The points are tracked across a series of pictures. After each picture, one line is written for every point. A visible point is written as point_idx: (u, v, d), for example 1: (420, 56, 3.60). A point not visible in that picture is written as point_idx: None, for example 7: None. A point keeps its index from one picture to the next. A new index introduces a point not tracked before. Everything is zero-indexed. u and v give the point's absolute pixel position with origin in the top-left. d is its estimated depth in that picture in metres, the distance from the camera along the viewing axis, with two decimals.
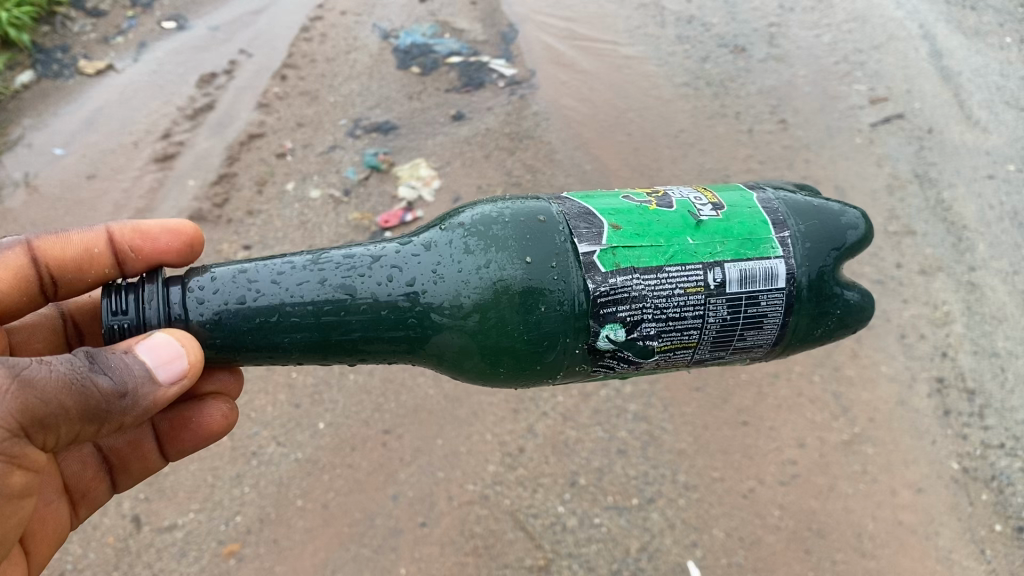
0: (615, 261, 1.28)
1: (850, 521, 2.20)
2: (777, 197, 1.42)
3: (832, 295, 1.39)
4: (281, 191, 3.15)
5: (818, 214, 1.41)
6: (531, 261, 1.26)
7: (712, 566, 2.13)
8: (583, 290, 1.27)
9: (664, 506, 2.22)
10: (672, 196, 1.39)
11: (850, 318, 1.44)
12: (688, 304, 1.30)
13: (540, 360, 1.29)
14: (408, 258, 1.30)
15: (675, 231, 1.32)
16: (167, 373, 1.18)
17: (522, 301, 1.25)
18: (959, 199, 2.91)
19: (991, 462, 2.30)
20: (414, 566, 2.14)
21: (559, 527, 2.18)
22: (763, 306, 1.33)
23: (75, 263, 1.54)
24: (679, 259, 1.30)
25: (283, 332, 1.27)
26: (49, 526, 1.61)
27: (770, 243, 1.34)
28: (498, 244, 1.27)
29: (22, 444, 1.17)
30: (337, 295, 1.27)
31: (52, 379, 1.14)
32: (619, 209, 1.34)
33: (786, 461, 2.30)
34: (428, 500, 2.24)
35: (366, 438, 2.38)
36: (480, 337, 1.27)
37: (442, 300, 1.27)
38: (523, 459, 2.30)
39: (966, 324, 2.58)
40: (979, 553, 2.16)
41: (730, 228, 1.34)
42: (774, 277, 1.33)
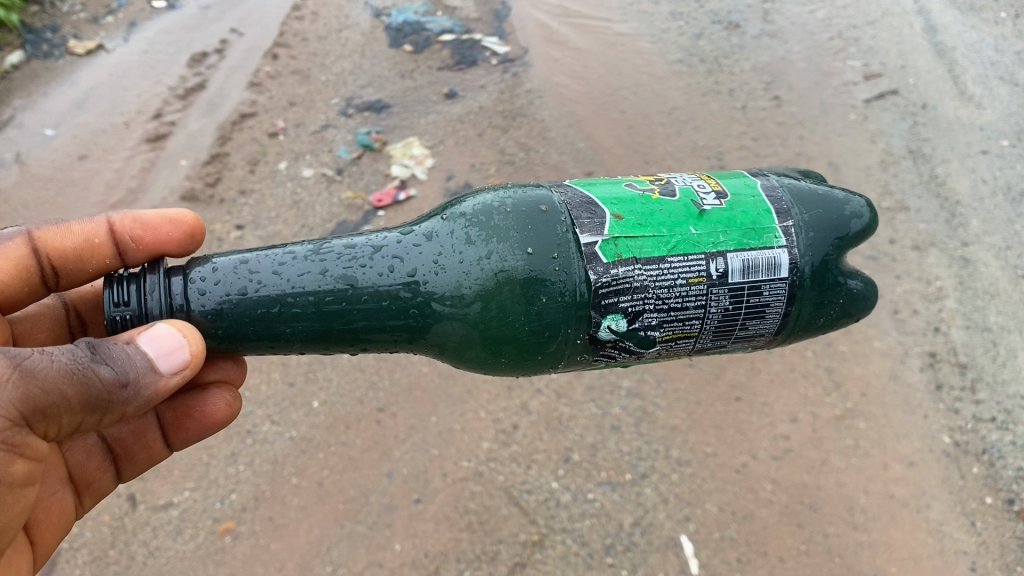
0: (617, 252, 1.28)
1: (842, 495, 2.21)
2: (781, 185, 1.41)
3: (836, 284, 1.39)
4: (274, 170, 3.14)
5: (822, 202, 1.41)
6: (532, 252, 1.26)
7: (705, 540, 2.13)
8: (584, 280, 1.27)
9: (657, 481, 2.23)
10: (675, 184, 1.38)
11: (853, 307, 1.44)
12: (690, 294, 1.30)
13: (541, 350, 1.30)
14: (409, 249, 1.30)
15: (678, 220, 1.31)
16: (169, 363, 1.19)
17: (523, 292, 1.26)
18: (952, 174, 2.91)
19: (983, 436, 2.32)
20: (409, 543, 2.13)
21: (553, 502, 2.18)
22: (765, 296, 1.33)
23: (75, 253, 1.54)
24: (682, 249, 1.29)
25: (285, 322, 1.27)
26: (55, 516, 1.60)
27: (773, 232, 1.34)
28: (499, 235, 1.27)
29: (24, 434, 1.16)
30: (338, 286, 1.28)
31: (54, 369, 1.13)
32: (621, 198, 1.34)
33: (779, 435, 2.32)
34: (423, 477, 2.24)
35: (361, 416, 2.39)
36: (482, 327, 1.28)
37: (445, 290, 1.27)
38: (516, 436, 2.30)
39: (958, 299, 2.58)
40: (970, 525, 2.17)
41: (734, 218, 1.33)
42: (777, 267, 1.33)
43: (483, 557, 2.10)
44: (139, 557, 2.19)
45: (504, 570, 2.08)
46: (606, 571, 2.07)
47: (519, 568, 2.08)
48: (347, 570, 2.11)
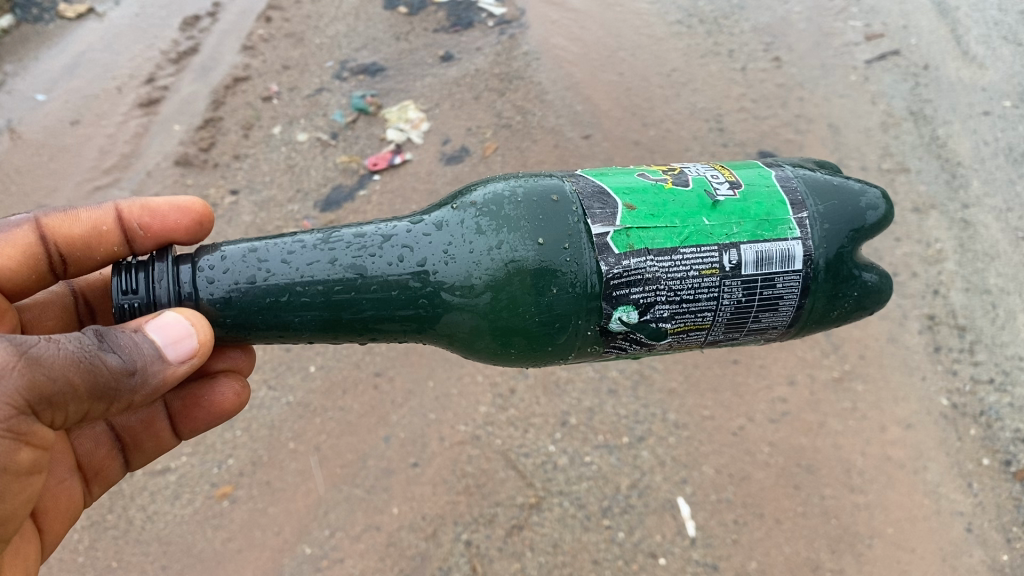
0: (628, 243, 1.24)
1: (839, 457, 2.22)
2: (795, 175, 1.37)
3: (851, 276, 1.34)
4: (268, 135, 3.11)
5: (838, 193, 1.36)
6: (543, 242, 1.23)
7: (701, 502, 2.14)
8: (595, 272, 1.24)
9: (655, 444, 2.23)
10: (688, 174, 1.34)
11: (868, 300, 1.39)
12: (702, 286, 1.27)
13: (551, 341, 1.27)
14: (419, 238, 1.27)
15: (691, 211, 1.27)
16: (177, 352, 1.17)
17: (534, 283, 1.23)
18: (953, 136, 2.88)
19: (980, 398, 2.31)
20: (406, 505, 2.13)
21: (550, 466, 2.18)
22: (779, 288, 1.29)
23: (83, 240, 1.51)
24: (694, 240, 1.26)
25: (293, 311, 1.24)
26: (62, 503, 1.60)
27: (788, 224, 1.29)
28: (510, 225, 1.24)
29: (30, 421, 1.15)
30: (347, 275, 1.25)
31: (61, 357, 1.12)
32: (634, 187, 1.30)
33: (776, 398, 2.32)
34: (420, 441, 2.24)
35: (358, 380, 2.39)
36: (492, 317, 1.25)
37: (454, 280, 1.24)
38: (514, 400, 2.29)
39: (958, 262, 2.56)
40: (966, 487, 2.17)
41: (747, 209, 1.29)
42: (790, 259, 1.29)
43: (480, 520, 2.09)
44: (137, 522, 2.19)
45: (501, 532, 2.07)
46: (603, 533, 2.07)
47: (516, 530, 2.07)
48: (344, 533, 2.11)
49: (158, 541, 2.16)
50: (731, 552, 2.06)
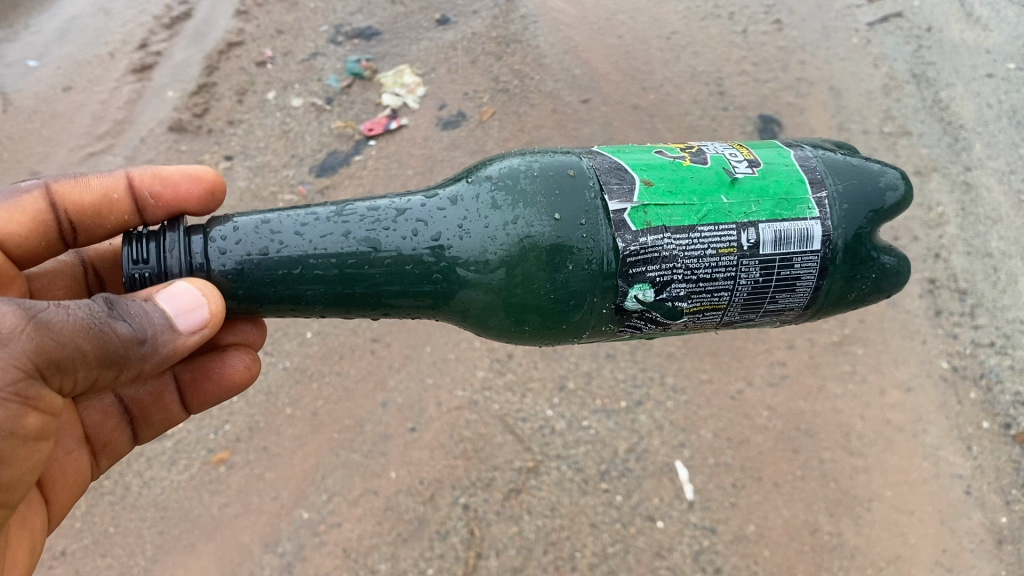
0: (645, 220, 1.21)
1: (839, 420, 2.22)
2: (815, 155, 1.33)
3: (869, 258, 1.31)
4: (262, 100, 3.08)
5: (856, 173, 1.32)
6: (559, 217, 1.20)
7: (700, 465, 2.14)
8: (612, 248, 1.20)
9: (653, 408, 2.23)
10: (706, 152, 1.31)
11: (886, 283, 1.35)
12: (720, 265, 1.23)
13: (565, 319, 1.24)
14: (433, 212, 1.24)
15: (709, 188, 1.24)
16: (187, 322, 1.14)
17: (549, 259, 1.19)
18: (956, 99, 2.84)
19: (981, 361, 2.30)
20: (404, 470, 2.13)
21: (547, 430, 2.16)
22: (797, 269, 1.25)
23: (94, 208, 1.46)
24: (712, 218, 1.22)
25: (305, 285, 1.21)
26: (69, 476, 1.54)
27: (807, 203, 1.26)
28: (526, 199, 1.21)
29: (38, 386, 1.09)
30: (360, 249, 1.21)
31: (70, 322, 1.07)
32: (651, 164, 1.27)
33: (775, 362, 2.31)
34: (418, 406, 2.23)
35: (355, 346, 2.37)
36: (506, 294, 1.21)
37: (469, 255, 1.21)
38: (511, 365, 2.27)
39: (959, 225, 2.54)
40: (966, 450, 2.17)
41: (766, 187, 1.26)
42: (808, 239, 1.25)
43: (477, 484, 2.08)
44: (133, 488, 2.19)
45: (499, 496, 2.06)
46: (600, 497, 2.06)
47: (513, 494, 2.06)
48: (342, 497, 2.11)
49: (156, 507, 2.16)
50: (730, 515, 2.06)
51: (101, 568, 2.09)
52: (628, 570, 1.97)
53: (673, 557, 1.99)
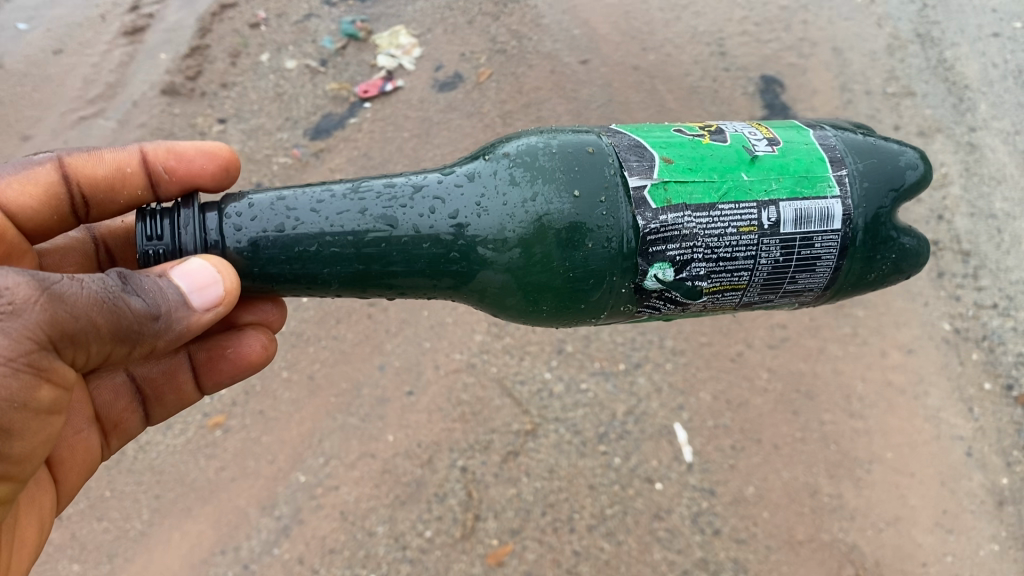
0: (666, 197, 1.19)
1: (839, 382, 2.20)
2: (834, 134, 1.31)
3: (888, 238, 1.28)
4: (255, 62, 3.03)
5: (876, 152, 1.29)
6: (579, 195, 1.17)
7: (699, 427, 2.13)
8: (631, 226, 1.18)
9: (651, 371, 2.21)
10: (725, 131, 1.28)
11: (906, 263, 1.33)
12: (741, 244, 1.21)
13: (584, 299, 1.21)
14: (451, 190, 1.20)
15: (729, 166, 1.22)
16: (202, 299, 1.11)
17: (568, 237, 1.16)
18: (961, 58, 2.79)
19: (984, 323, 2.28)
20: (402, 433, 2.12)
21: (546, 393, 2.14)
22: (817, 248, 1.24)
23: (107, 182, 1.42)
24: (733, 196, 1.20)
25: (322, 264, 1.17)
26: (78, 456, 1.46)
27: (827, 181, 1.24)
28: (545, 176, 1.18)
29: (50, 358, 1.06)
30: (378, 226, 1.18)
31: (84, 295, 1.05)
32: (671, 141, 1.24)
33: (776, 324, 2.28)
34: (415, 370, 2.21)
35: (352, 310, 2.33)
36: (524, 273, 1.18)
37: (487, 233, 1.18)
38: (510, 328, 2.24)
39: (963, 186, 2.50)
40: (967, 412, 2.16)
41: (786, 165, 1.24)
42: (829, 218, 1.23)
43: (475, 447, 2.07)
44: (129, 452, 2.18)
45: (497, 459, 2.05)
46: (599, 459, 2.05)
47: (511, 457, 2.05)
48: (339, 460, 2.10)
49: (152, 470, 2.15)
50: (729, 477, 2.06)
51: (99, 532, 2.09)
52: (627, 532, 1.96)
53: (672, 518, 1.99)
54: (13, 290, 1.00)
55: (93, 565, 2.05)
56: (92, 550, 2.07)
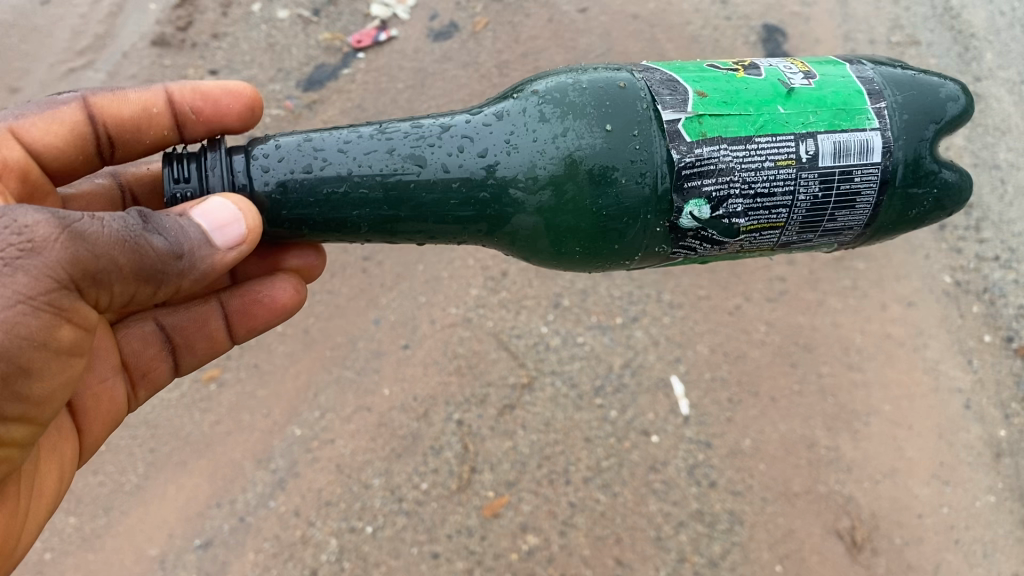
0: (700, 130, 1.14)
1: (838, 335, 2.19)
2: (871, 68, 1.24)
3: (931, 172, 1.21)
4: (247, 12, 2.94)
5: (916, 84, 1.22)
6: (611, 129, 1.13)
7: (696, 380, 2.11)
8: (666, 162, 1.13)
9: (648, 324, 2.19)
10: (760, 64, 1.23)
11: (950, 200, 1.25)
12: (779, 179, 1.15)
13: (618, 239, 1.16)
14: (480, 129, 1.16)
15: (766, 99, 1.16)
16: (223, 237, 1.08)
17: (599, 174, 1.12)
18: (968, 5, 2.71)
19: (985, 275, 2.25)
20: (398, 387, 2.11)
21: (542, 347, 2.13)
22: (857, 182, 1.18)
23: (133, 122, 1.38)
24: (770, 129, 1.15)
25: (350, 206, 1.14)
26: (104, 406, 1.42)
27: (866, 114, 1.18)
28: (575, 112, 1.13)
29: (73, 298, 1.04)
30: (405, 167, 1.14)
31: (106, 234, 1.02)
32: (704, 76, 1.19)
33: (775, 278, 2.27)
34: (411, 324, 2.20)
35: (346, 264, 2.32)
36: (556, 213, 1.14)
37: (517, 173, 1.13)
38: (506, 283, 2.22)
39: (967, 137, 2.46)
40: (966, 364, 2.15)
41: (824, 98, 1.18)
42: (870, 150, 1.17)
43: (472, 400, 2.05)
44: None
45: (492, 412, 2.04)
46: (595, 412, 2.04)
47: (507, 410, 2.04)
48: (335, 414, 2.10)
49: (146, 425, 2.15)
50: (726, 430, 2.05)
51: (95, 486, 2.08)
52: (623, 484, 1.96)
53: (668, 471, 1.98)
54: (32, 228, 0.98)
55: (89, 518, 2.05)
56: (87, 504, 2.07)
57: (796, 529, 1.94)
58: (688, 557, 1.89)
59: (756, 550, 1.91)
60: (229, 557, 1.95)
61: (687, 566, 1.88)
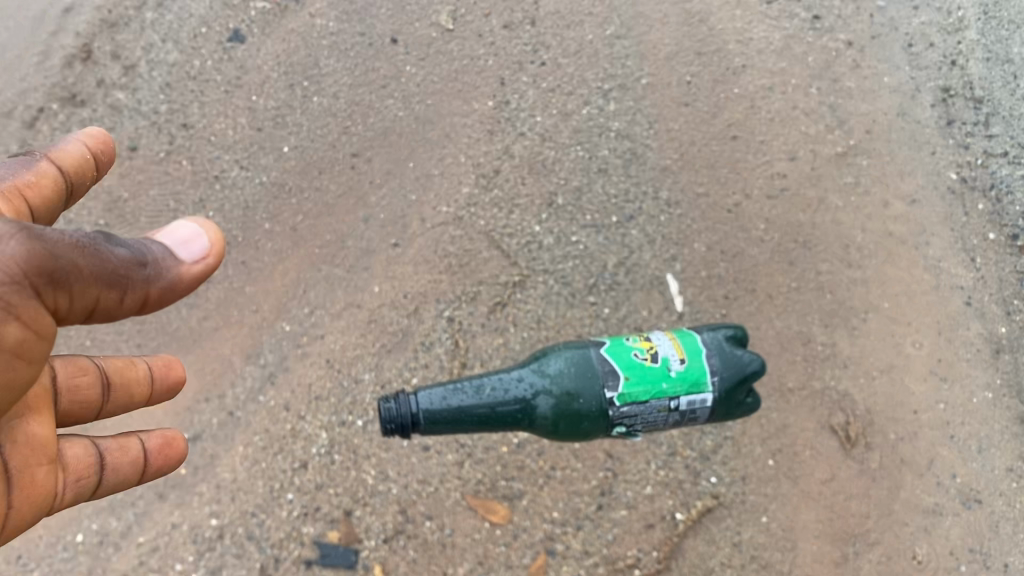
0: (621, 396, 1.40)
1: (839, 233, 2.16)
2: (711, 343, 1.48)
3: (739, 401, 1.50)
4: None
5: (733, 360, 1.47)
6: (580, 398, 1.41)
7: (691, 279, 2.10)
8: (608, 403, 1.40)
9: (644, 224, 2.15)
10: (659, 343, 1.45)
11: (745, 410, 1.54)
12: (658, 418, 1.43)
13: (585, 435, 1.44)
14: (512, 385, 1.44)
15: (655, 379, 1.41)
16: (188, 252, 1.16)
17: (575, 418, 1.41)
18: None
19: (992, 172, 2.19)
20: (388, 285, 2.04)
21: (535, 246, 2.09)
22: (698, 413, 1.44)
23: (77, 174, 1.25)
24: (654, 394, 1.41)
25: (447, 425, 1.38)
26: (37, 493, 1.16)
27: (705, 381, 1.43)
28: (565, 376, 1.43)
29: (23, 301, 0.97)
30: (474, 408, 1.40)
31: (64, 237, 0.99)
32: (621, 360, 1.43)
33: (775, 174, 2.23)
34: (401, 222, 2.13)
35: (334, 161, 2.21)
36: (554, 436, 1.44)
37: (536, 411, 1.42)
38: (499, 181, 2.17)
39: (980, 31, 2.35)
40: (968, 262, 2.11)
41: (687, 378, 1.43)
42: (705, 403, 1.43)
43: (463, 298, 2.03)
44: None
45: (485, 309, 2.02)
46: (587, 309, 2.03)
47: (499, 307, 2.02)
48: (324, 311, 2.01)
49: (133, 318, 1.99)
50: None
51: None
52: None
53: None
54: None
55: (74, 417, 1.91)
56: None
57: (790, 424, 1.91)
58: (679, 451, 1.85)
59: (748, 445, 1.88)
60: (218, 450, 1.86)
61: (678, 460, 1.84)
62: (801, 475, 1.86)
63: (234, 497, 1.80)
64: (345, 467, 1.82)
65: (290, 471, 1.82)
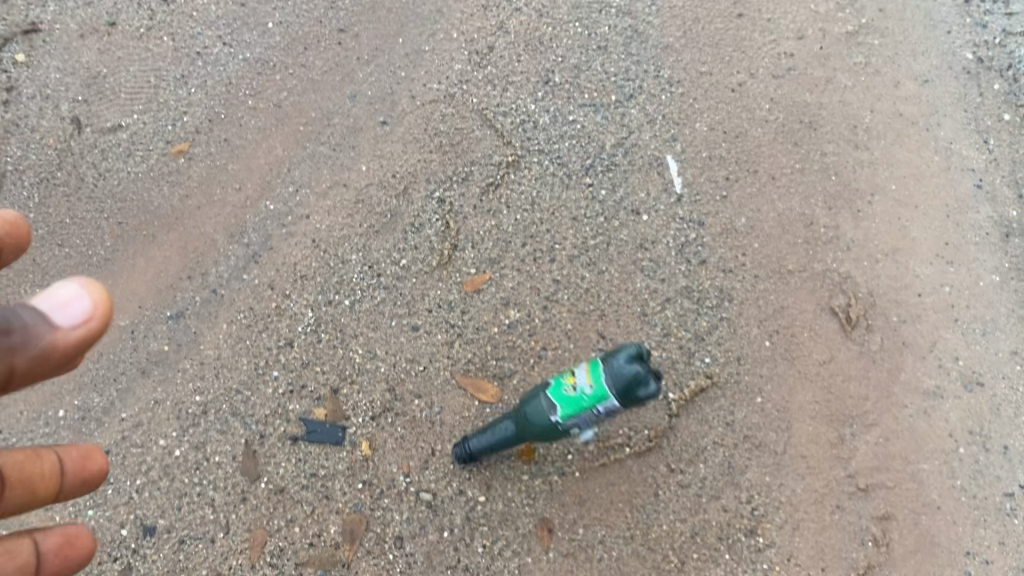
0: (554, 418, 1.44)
1: (846, 114, 2.11)
2: (624, 369, 1.30)
3: (641, 399, 1.32)
4: None
5: (616, 382, 1.31)
6: (544, 424, 1.46)
7: (691, 160, 2.01)
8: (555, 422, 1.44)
9: (644, 103, 2.07)
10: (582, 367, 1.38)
11: (650, 399, 1.33)
12: (589, 419, 1.41)
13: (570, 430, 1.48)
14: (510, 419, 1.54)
15: (573, 400, 1.38)
16: (64, 316, 0.84)
17: (547, 430, 1.46)
18: None
19: (1009, 52, 2.17)
20: (376, 164, 1.97)
21: (530, 126, 2.02)
22: (615, 412, 1.36)
23: None
24: (573, 412, 1.40)
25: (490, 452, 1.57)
26: None
27: (603, 396, 1.33)
28: (529, 409, 1.48)
29: None
30: (491, 441, 1.55)
31: None
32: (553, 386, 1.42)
33: (781, 54, 2.18)
34: (390, 100, 2.06)
35: (322, 37, 2.14)
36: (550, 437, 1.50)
37: (522, 432, 1.51)
38: (492, 59, 2.10)
39: None
40: (981, 144, 2.07)
41: (588, 399, 1.36)
42: (612, 409, 1.35)
43: (454, 178, 1.95)
44: (89, 180, 1.95)
45: (476, 190, 1.93)
46: (584, 191, 1.95)
47: (492, 188, 1.94)
48: (310, 190, 1.94)
49: (114, 199, 1.93)
50: (720, 208, 1.95)
51: (60, 258, 1.87)
52: (609, 262, 1.87)
53: (657, 250, 1.88)
54: None
55: None
56: (54, 276, 1.85)
57: (788, 305, 1.85)
58: (673, 333, 1.80)
59: (745, 326, 1.81)
60: (202, 328, 1.77)
61: (672, 342, 1.79)
62: (798, 356, 1.79)
63: (218, 375, 1.72)
64: (332, 346, 1.75)
65: (275, 349, 1.75)
